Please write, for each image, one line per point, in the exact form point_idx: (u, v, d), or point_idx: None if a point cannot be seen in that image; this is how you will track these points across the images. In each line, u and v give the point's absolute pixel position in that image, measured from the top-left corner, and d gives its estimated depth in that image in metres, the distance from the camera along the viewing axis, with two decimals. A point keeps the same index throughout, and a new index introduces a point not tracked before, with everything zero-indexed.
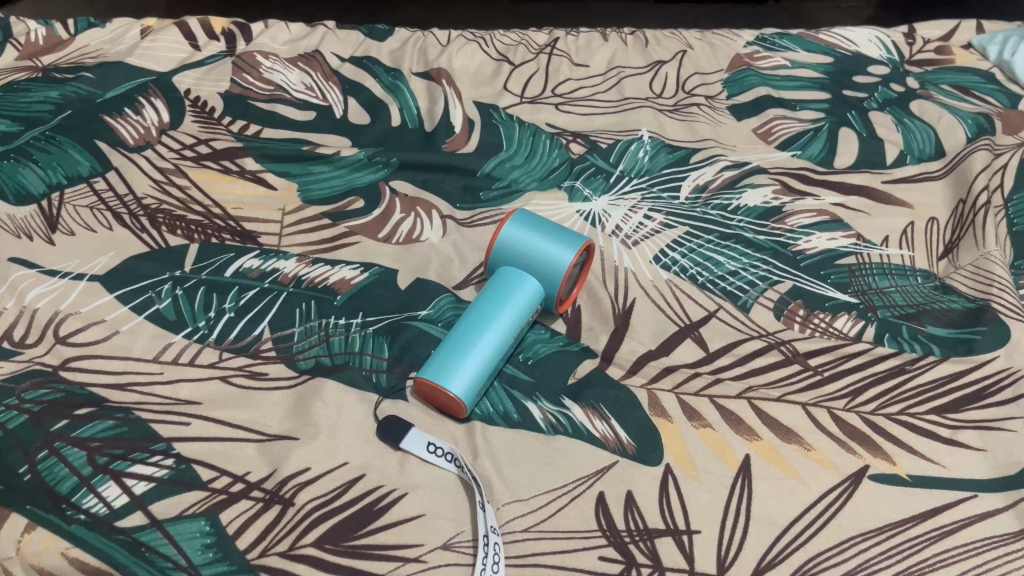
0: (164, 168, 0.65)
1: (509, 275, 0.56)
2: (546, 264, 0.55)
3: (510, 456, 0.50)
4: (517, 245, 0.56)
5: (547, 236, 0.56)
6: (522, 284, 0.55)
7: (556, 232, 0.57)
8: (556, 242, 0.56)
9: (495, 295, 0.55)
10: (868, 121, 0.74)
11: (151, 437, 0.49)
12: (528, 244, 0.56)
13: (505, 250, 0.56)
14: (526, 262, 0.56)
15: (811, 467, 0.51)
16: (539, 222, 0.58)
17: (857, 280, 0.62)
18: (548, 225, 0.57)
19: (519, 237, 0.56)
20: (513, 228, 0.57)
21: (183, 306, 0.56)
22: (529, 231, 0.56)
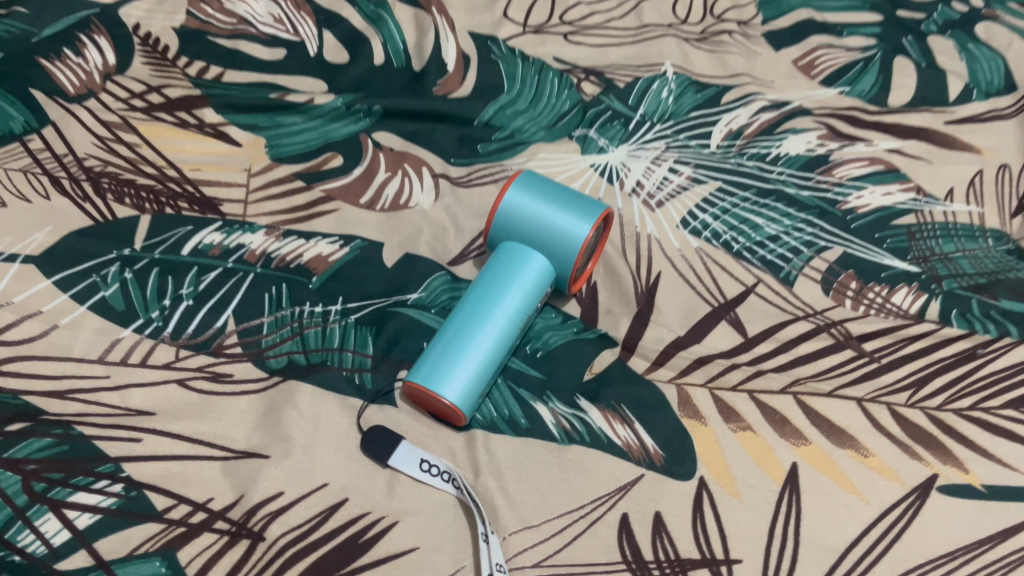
0: (109, 122, 0.56)
1: (513, 251, 0.47)
2: (557, 240, 0.46)
3: (517, 473, 0.43)
4: (523, 216, 0.47)
5: (559, 205, 0.47)
6: (529, 263, 0.47)
7: (569, 199, 0.48)
8: (569, 212, 0.47)
9: (495, 279, 0.46)
10: (927, 49, 0.63)
11: (96, 457, 0.42)
12: (536, 215, 0.47)
13: (508, 221, 0.48)
14: (533, 237, 0.47)
15: (870, 478, 0.44)
16: (548, 186, 0.49)
17: (917, 244, 0.53)
18: (559, 189, 0.49)
19: (525, 206, 0.47)
20: (518, 195, 0.48)
21: (133, 293, 0.48)
22: (536, 198, 0.48)
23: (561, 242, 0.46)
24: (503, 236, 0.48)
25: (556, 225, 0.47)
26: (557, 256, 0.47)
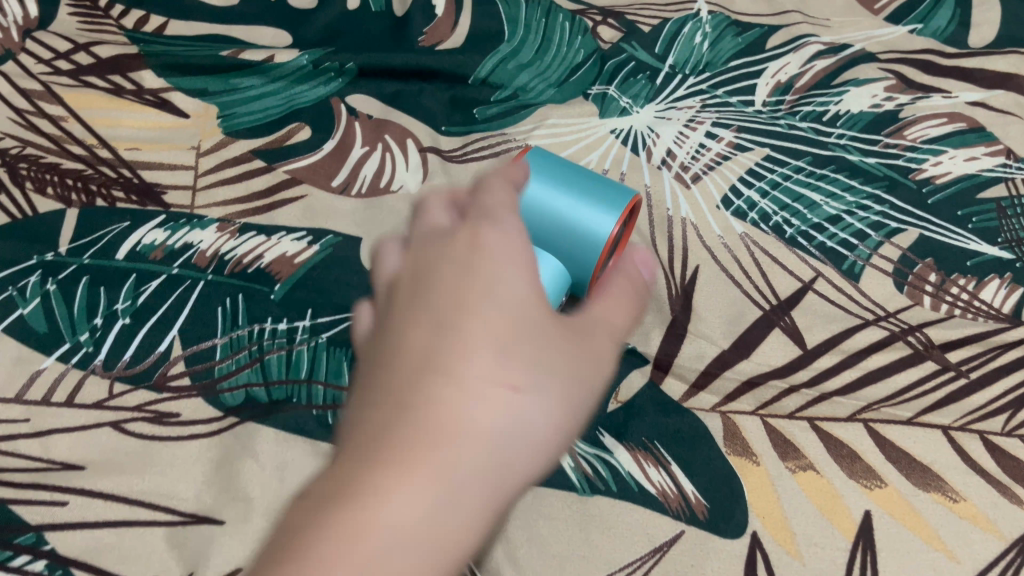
0: (29, 92, 0.46)
1: (520, 252, 0.38)
2: (573, 239, 0.37)
3: (528, 535, 0.35)
4: (530, 208, 0.38)
5: (576, 193, 0.38)
6: (540, 266, 0.38)
7: (587, 183, 0.38)
8: (588, 203, 0.37)
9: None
10: None
11: (12, 526, 0.34)
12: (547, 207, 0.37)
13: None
14: (544, 234, 0.38)
15: (962, 530, 0.35)
16: (561, 166, 0.39)
17: (1010, 223, 0.43)
18: (575, 171, 0.39)
19: (533, 196, 0.38)
20: (524, 181, 0.38)
21: (57, 310, 0.39)
22: (547, 185, 0.38)
23: (579, 242, 0.37)
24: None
25: (572, 220, 0.37)
26: (573, 258, 0.38)
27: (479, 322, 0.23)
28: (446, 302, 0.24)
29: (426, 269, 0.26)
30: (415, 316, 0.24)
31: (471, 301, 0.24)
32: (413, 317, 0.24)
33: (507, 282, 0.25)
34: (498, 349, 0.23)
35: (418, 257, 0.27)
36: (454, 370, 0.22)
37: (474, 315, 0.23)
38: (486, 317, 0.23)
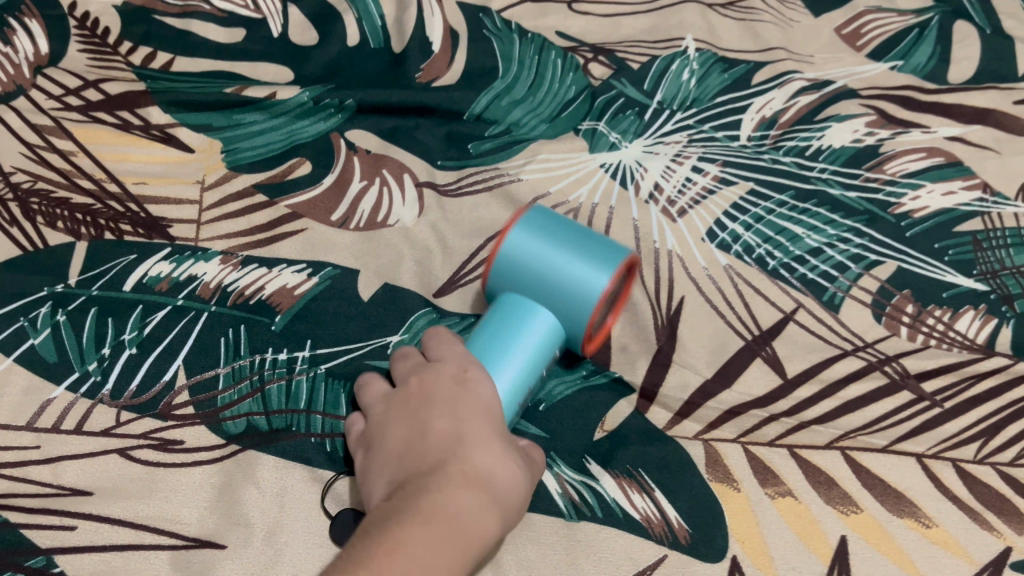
0: (40, 127, 0.48)
1: (518, 302, 0.39)
2: (569, 294, 0.38)
3: (517, 558, 0.36)
4: (528, 263, 0.38)
5: (573, 249, 0.38)
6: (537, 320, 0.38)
7: (585, 240, 0.39)
8: (584, 258, 0.38)
9: (506, 325, 0.38)
10: (991, 11, 0.54)
11: (21, 550, 0.35)
12: (544, 262, 0.38)
13: (509, 271, 0.39)
14: (540, 289, 0.38)
15: (935, 554, 0.37)
16: (559, 224, 0.40)
17: (985, 256, 0.45)
18: (573, 228, 0.40)
19: (531, 251, 0.38)
20: (522, 237, 0.39)
21: (67, 341, 0.41)
22: (545, 240, 0.39)
23: (575, 296, 0.38)
24: (503, 287, 0.39)
25: (568, 275, 0.38)
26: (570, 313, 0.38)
27: (478, 420, 0.33)
28: (455, 400, 0.34)
29: (424, 387, 0.35)
30: (427, 417, 0.33)
31: (473, 404, 0.33)
32: (428, 415, 0.33)
33: (489, 394, 0.34)
34: (495, 451, 0.32)
35: (417, 381, 0.35)
36: (480, 446, 0.32)
37: (476, 415, 0.33)
38: (488, 414, 0.33)
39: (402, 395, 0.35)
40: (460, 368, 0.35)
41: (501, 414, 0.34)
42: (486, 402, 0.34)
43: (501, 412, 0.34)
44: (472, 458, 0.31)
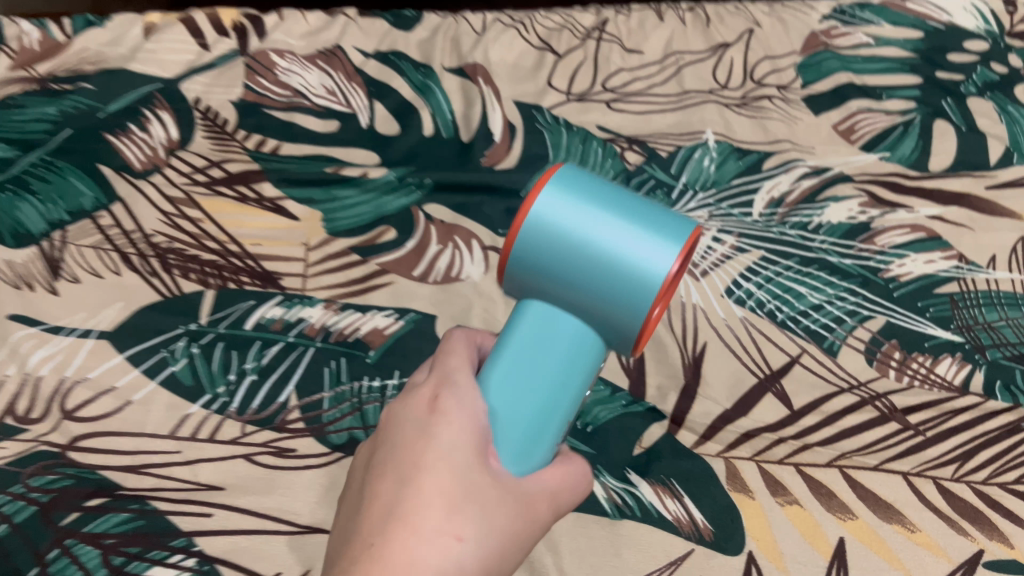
0: (174, 198, 0.58)
1: (547, 312, 0.35)
2: (612, 279, 0.33)
3: (572, 546, 0.44)
4: (563, 236, 0.33)
5: (622, 223, 0.33)
6: (568, 326, 0.35)
7: (642, 215, 0.34)
8: (639, 234, 0.33)
9: (530, 341, 0.35)
10: (967, 111, 0.64)
11: (170, 531, 0.44)
12: (583, 236, 0.33)
13: (537, 249, 0.34)
14: (580, 272, 0.33)
15: (918, 553, 0.45)
16: (600, 195, 0.35)
17: (961, 313, 0.54)
18: (622, 197, 0.35)
19: (565, 220, 0.34)
20: (555, 203, 0.34)
21: (200, 368, 0.50)
22: (583, 210, 0.34)
23: (624, 286, 0.33)
24: (526, 274, 0.35)
25: (617, 253, 0.33)
26: (613, 307, 0.33)
27: (429, 477, 0.32)
28: (408, 456, 0.34)
29: (397, 426, 0.36)
30: (387, 469, 0.34)
31: (423, 456, 0.33)
32: (387, 470, 0.34)
33: (447, 437, 0.33)
34: (447, 508, 0.32)
35: (396, 417, 0.36)
36: (413, 528, 0.31)
37: (427, 469, 0.33)
38: (443, 468, 0.33)
39: (382, 431, 0.37)
40: (434, 398, 0.36)
41: (466, 461, 0.33)
42: (441, 453, 0.33)
43: (464, 460, 0.33)
44: (411, 528, 0.31)
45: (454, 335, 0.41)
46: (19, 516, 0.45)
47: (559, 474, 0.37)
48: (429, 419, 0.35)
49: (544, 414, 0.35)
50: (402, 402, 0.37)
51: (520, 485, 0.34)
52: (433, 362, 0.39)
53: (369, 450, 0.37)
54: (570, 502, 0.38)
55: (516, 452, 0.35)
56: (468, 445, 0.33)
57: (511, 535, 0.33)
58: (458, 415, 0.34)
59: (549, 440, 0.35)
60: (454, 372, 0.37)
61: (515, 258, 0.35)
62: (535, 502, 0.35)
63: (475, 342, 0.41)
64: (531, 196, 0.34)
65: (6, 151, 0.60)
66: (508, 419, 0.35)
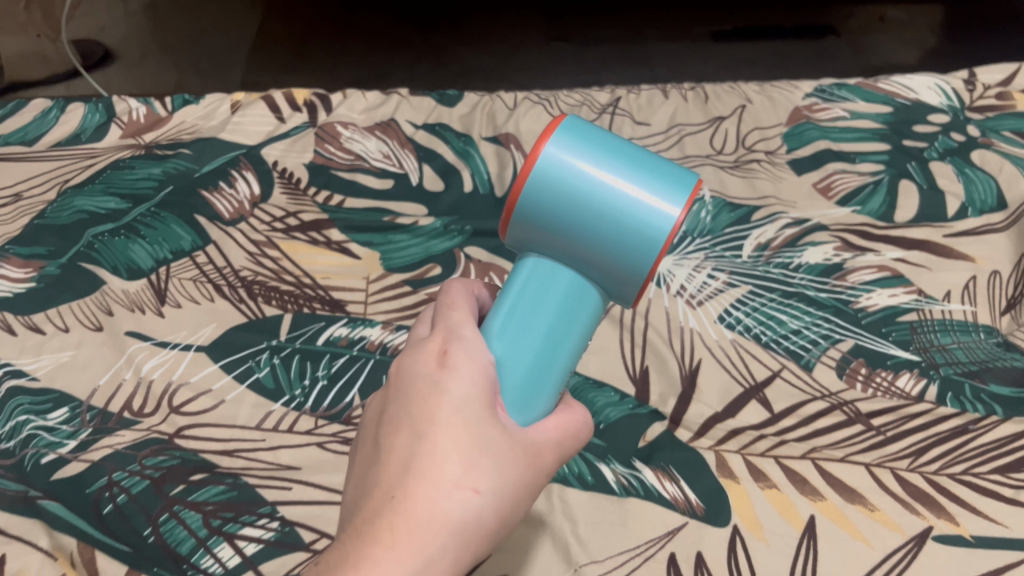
0: (258, 241, 0.70)
1: (543, 263, 0.41)
2: (617, 229, 0.38)
3: (587, 518, 0.54)
4: (568, 184, 0.38)
5: (624, 173, 0.39)
6: (564, 277, 0.41)
7: (643, 165, 0.39)
8: (640, 183, 0.38)
9: (529, 296, 0.40)
10: (929, 172, 0.75)
11: (257, 501, 0.54)
12: (589, 186, 0.38)
13: (544, 197, 0.39)
14: (586, 221, 0.38)
15: (876, 528, 0.53)
16: (601, 147, 0.40)
17: (919, 337, 0.63)
18: (622, 148, 0.40)
19: (572, 170, 0.39)
20: (561, 153, 0.39)
21: (280, 375, 0.61)
22: (588, 160, 0.39)
23: (629, 235, 0.38)
24: (533, 222, 0.40)
25: (621, 201, 0.38)
26: (619, 258, 0.39)
27: (443, 431, 0.36)
28: (422, 411, 0.37)
29: (408, 381, 0.39)
30: (401, 426, 0.37)
31: (436, 412, 0.37)
32: (402, 425, 0.37)
33: (458, 392, 0.37)
34: (463, 462, 0.35)
35: (406, 370, 0.39)
36: (437, 483, 0.35)
37: (440, 425, 0.36)
38: (457, 427, 0.36)
39: (395, 383, 0.40)
40: (443, 353, 0.39)
41: (476, 415, 0.37)
42: (453, 409, 0.37)
43: (475, 414, 0.37)
44: (431, 481, 0.35)
45: (453, 287, 0.44)
46: (136, 488, 0.54)
47: (559, 423, 0.41)
48: (439, 374, 0.38)
49: (544, 360, 0.40)
50: (410, 356, 0.40)
51: (526, 434, 0.39)
52: (437, 316, 0.42)
53: (380, 400, 0.41)
54: (572, 448, 0.42)
55: (518, 399, 0.39)
56: (477, 400, 0.37)
57: (521, 484, 0.38)
58: (468, 370, 0.38)
59: (549, 389, 0.40)
60: (461, 329, 0.40)
61: (523, 207, 0.39)
62: (540, 451, 0.39)
63: (471, 293, 0.44)
64: (539, 146, 0.39)
65: (120, 204, 0.73)
66: (512, 365, 0.39)
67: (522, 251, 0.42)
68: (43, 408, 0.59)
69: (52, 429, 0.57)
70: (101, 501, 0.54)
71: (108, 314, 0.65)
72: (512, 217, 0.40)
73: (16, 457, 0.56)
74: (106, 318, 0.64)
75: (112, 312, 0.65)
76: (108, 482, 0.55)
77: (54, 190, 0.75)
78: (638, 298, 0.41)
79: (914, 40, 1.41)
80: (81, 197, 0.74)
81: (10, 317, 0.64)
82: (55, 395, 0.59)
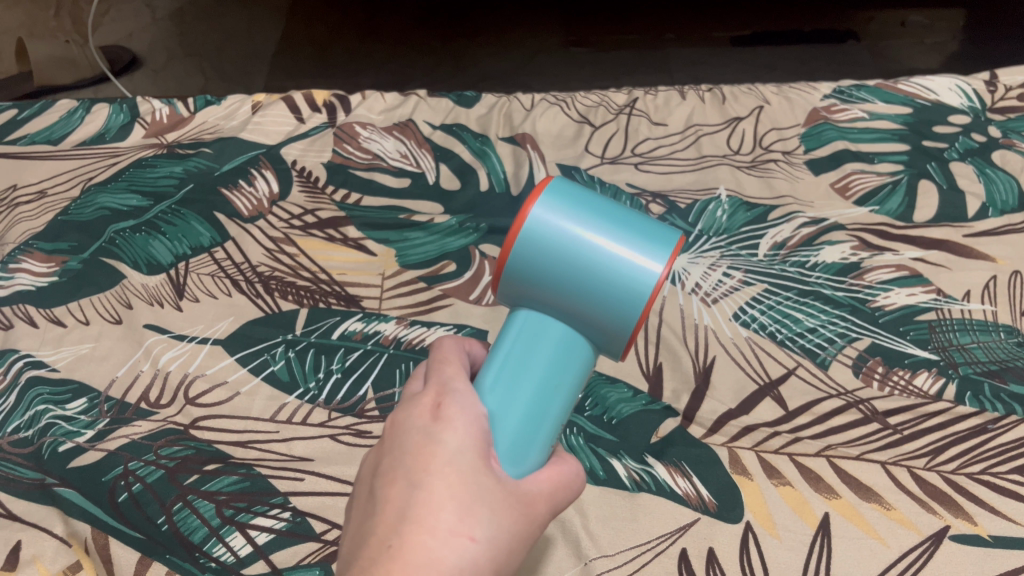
0: (275, 237, 0.71)
1: (533, 317, 0.41)
2: (602, 284, 0.39)
3: (598, 512, 0.53)
4: (556, 243, 0.39)
5: (607, 232, 0.39)
6: (554, 331, 0.41)
7: (626, 224, 0.40)
8: (624, 241, 0.39)
9: (519, 351, 0.40)
10: (949, 173, 0.74)
11: (269, 491, 0.54)
12: (575, 245, 0.39)
13: (534, 256, 0.39)
14: (572, 277, 0.39)
15: (892, 526, 0.52)
16: (587, 206, 0.41)
17: (938, 336, 0.62)
18: (607, 208, 0.41)
19: (559, 230, 0.39)
20: (548, 213, 0.40)
21: (295, 368, 0.61)
22: (574, 220, 0.40)
23: (614, 290, 0.38)
24: (524, 280, 0.40)
25: (607, 259, 0.39)
26: (605, 311, 0.39)
27: (438, 480, 0.34)
28: (416, 460, 0.35)
29: (402, 433, 0.37)
30: (395, 475, 0.35)
31: (431, 461, 0.35)
32: (397, 475, 0.35)
33: (454, 442, 0.36)
34: (459, 510, 0.33)
35: (399, 424, 0.38)
36: (432, 530, 0.33)
37: (435, 474, 0.34)
38: (453, 475, 0.34)
39: (387, 437, 0.38)
40: (436, 406, 0.38)
41: (472, 465, 0.35)
42: (448, 458, 0.35)
43: (470, 464, 0.35)
44: (427, 528, 0.33)
45: (444, 343, 0.43)
46: (150, 477, 0.55)
47: (553, 476, 0.39)
48: (433, 426, 0.36)
49: (536, 412, 0.39)
50: (403, 411, 0.39)
51: (520, 485, 0.37)
52: (428, 371, 0.41)
53: (374, 455, 0.39)
54: (566, 501, 0.40)
55: (512, 451, 0.38)
56: (473, 451, 0.36)
57: (516, 536, 0.35)
58: (462, 422, 0.36)
59: (542, 441, 0.39)
60: (453, 381, 0.39)
61: (514, 265, 0.40)
62: (534, 502, 0.37)
63: (462, 349, 0.44)
64: (527, 207, 0.40)
65: (142, 202, 0.74)
66: (505, 418, 0.38)
67: (516, 306, 0.43)
68: (62, 398, 0.59)
69: (70, 419, 0.58)
70: (117, 489, 0.54)
71: (127, 307, 0.66)
72: (504, 275, 0.41)
73: (34, 445, 0.57)
74: (126, 311, 0.65)
75: (131, 306, 0.66)
76: (123, 471, 0.55)
77: (77, 188, 0.76)
78: (627, 350, 0.41)
79: (936, 45, 1.40)
80: (104, 194, 0.75)
81: (32, 310, 0.65)
82: (74, 386, 0.60)
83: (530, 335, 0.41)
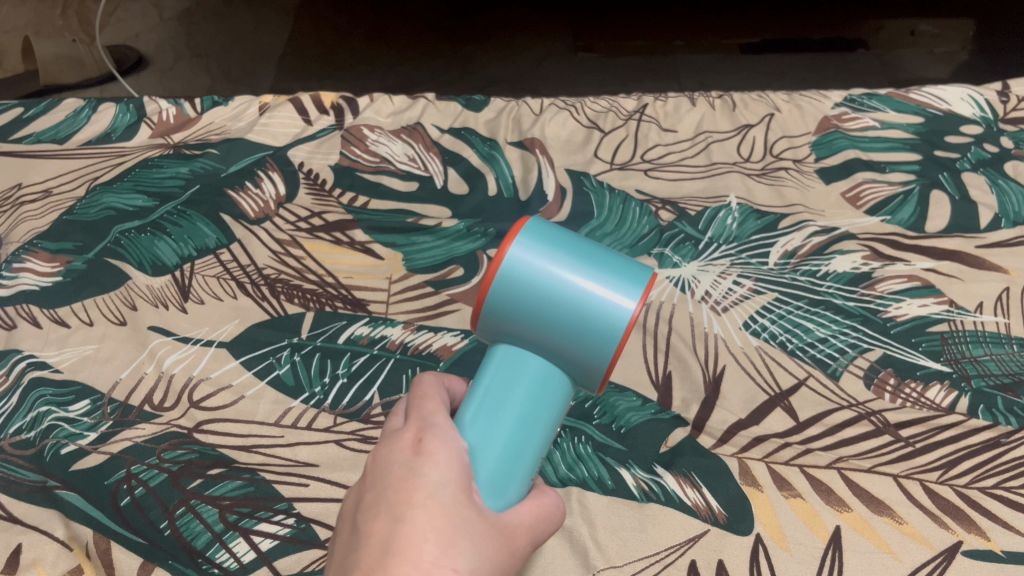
0: (282, 240, 0.71)
1: (511, 352, 0.41)
2: (579, 321, 0.38)
3: (607, 522, 0.52)
4: (535, 281, 0.39)
5: (582, 269, 0.39)
6: (532, 365, 0.40)
7: (601, 262, 0.40)
8: (598, 278, 0.39)
9: (498, 384, 0.40)
10: (961, 183, 0.74)
11: (274, 497, 0.53)
12: (553, 282, 0.39)
13: (513, 293, 0.39)
14: (549, 312, 0.38)
15: (904, 541, 0.51)
16: (562, 245, 0.40)
17: (950, 348, 0.62)
18: (583, 246, 0.41)
19: (535, 268, 0.39)
20: (525, 251, 0.40)
21: (301, 372, 0.60)
22: (551, 259, 0.39)
23: (590, 325, 0.38)
24: (502, 316, 0.40)
25: (583, 296, 0.38)
26: (582, 346, 0.39)
27: (420, 513, 0.34)
28: (399, 494, 0.35)
29: (384, 468, 0.37)
30: (378, 510, 0.35)
31: (413, 495, 0.34)
32: (380, 509, 0.35)
33: (436, 475, 0.35)
34: (440, 541, 0.33)
35: (381, 460, 0.37)
36: (417, 563, 0.32)
37: (418, 506, 0.34)
38: (435, 508, 0.34)
39: (368, 474, 0.37)
40: (417, 440, 0.37)
41: (453, 497, 0.35)
42: (430, 492, 0.34)
43: (452, 496, 0.35)
44: (410, 560, 0.32)
45: (424, 378, 0.43)
46: (153, 481, 0.54)
47: (534, 507, 0.39)
48: (415, 460, 0.36)
49: (516, 446, 0.38)
50: (384, 447, 0.38)
51: (501, 517, 0.37)
52: (409, 407, 0.40)
53: (357, 490, 0.38)
54: (547, 531, 0.40)
55: (494, 484, 0.37)
56: (457, 484, 0.35)
57: (497, 567, 0.35)
58: (444, 454, 0.36)
59: (522, 472, 0.39)
60: (433, 416, 0.39)
61: (492, 303, 0.39)
62: (514, 533, 0.37)
63: (443, 385, 0.43)
64: (504, 246, 0.40)
65: (147, 202, 0.74)
66: (486, 451, 0.38)
67: (494, 341, 0.42)
68: (65, 400, 0.59)
69: (73, 421, 0.57)
70: (119, 492, 0.53)
71: (132, 309, 0.65)
72: (482, 312, 0.40)
73: (36, 447, 0.56)
74: (130, 313, 0.65)
75: (136, 307, 0.65)
76: (126, 474, 0.54)
77: (83, 187, 0.76)
78: (603, 382, 0.41)
79: (944, 55, 1.40)
80: (110, 194, 0.75)
81: (36, 310, 0.65)
82: (77, 387, 0.60)
83: (509, 366, 0.40)
